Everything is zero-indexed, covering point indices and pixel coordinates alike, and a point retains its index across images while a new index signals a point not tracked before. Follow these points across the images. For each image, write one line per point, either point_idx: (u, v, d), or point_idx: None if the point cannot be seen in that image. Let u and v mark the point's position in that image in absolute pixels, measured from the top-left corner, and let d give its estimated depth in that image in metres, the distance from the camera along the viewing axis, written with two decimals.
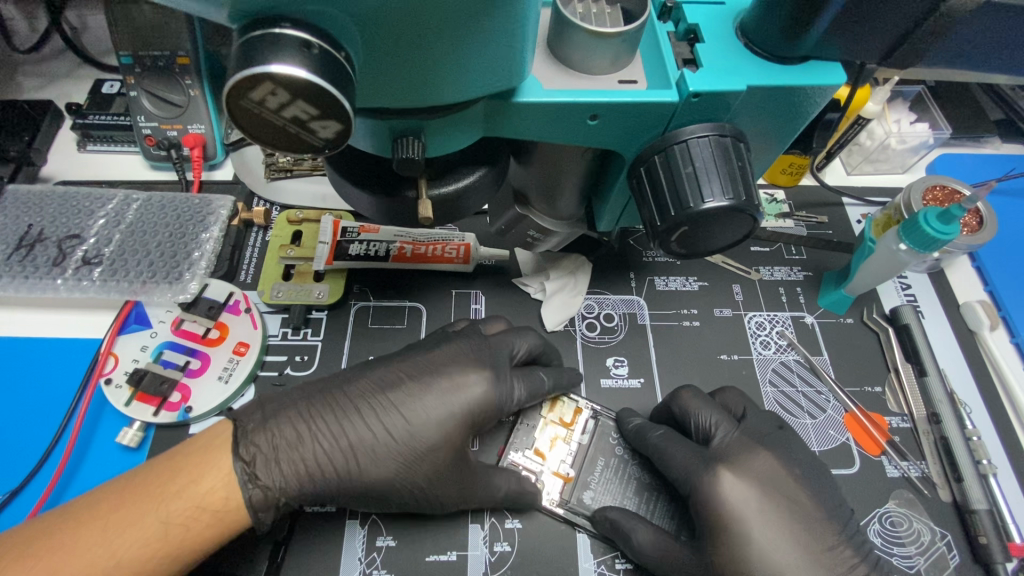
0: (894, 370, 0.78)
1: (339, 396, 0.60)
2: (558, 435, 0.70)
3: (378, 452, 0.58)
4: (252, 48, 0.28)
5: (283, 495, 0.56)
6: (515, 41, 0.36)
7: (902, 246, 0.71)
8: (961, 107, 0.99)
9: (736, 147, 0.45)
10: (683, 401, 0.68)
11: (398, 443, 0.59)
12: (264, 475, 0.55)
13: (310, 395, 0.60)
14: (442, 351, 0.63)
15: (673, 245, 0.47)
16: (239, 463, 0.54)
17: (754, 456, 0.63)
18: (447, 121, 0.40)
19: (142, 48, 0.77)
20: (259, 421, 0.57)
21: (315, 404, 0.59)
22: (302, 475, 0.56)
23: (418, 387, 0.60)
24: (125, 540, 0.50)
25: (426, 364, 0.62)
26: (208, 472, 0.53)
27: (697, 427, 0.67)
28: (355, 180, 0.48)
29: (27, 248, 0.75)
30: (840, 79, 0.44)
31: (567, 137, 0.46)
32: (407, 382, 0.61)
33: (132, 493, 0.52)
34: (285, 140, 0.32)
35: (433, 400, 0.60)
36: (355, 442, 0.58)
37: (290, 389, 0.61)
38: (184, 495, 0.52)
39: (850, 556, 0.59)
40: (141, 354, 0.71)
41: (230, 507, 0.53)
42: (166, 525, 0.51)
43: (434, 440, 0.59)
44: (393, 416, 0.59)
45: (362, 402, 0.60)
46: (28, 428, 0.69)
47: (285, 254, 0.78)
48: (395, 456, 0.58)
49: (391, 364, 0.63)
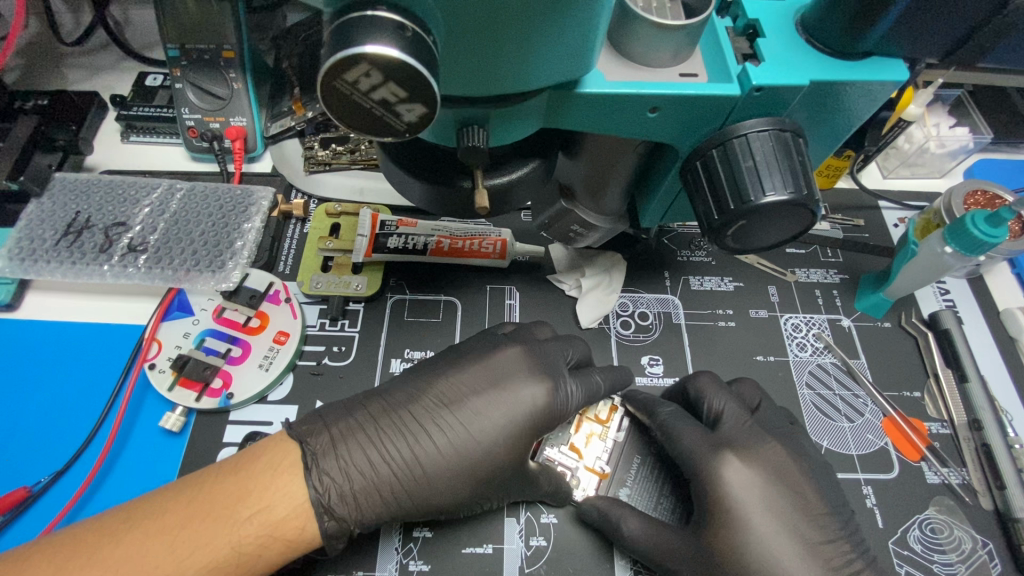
0: (933, 375, 0.77)
1: (403, 416, 0.61)
2: (594, 432, 0.69)
3: (445, 477, 0.59)
4: (350, 31, 0.29)
5: (356, 525, 0.57)
6: (589, 30, 0.36)
7: (948, 248, 0.70)
8: (1001, 112, 0.98)
9: (796, 142, 0.45)
10: (700, 383, 0.68)
11: (465, 463, 0.60)
12: (338, 507, 0.56)
13: (375, 416, 0.61)
14: (497, 366, 0.63)
15: (728, 240, 0.47)
16: (314, 495, 0.55)
17: (765, 446, 0.63)
18: (512, 110, 0.41)
19: (190, 42, 0.79)
20: (327, 446, 0.58)
21: (381, 428, 0.60)
22: (374, 501, 0.58)
23: (481, 410, 0.61)
24: (196, 561, 0.51)
25: (485, 380, 0.63)
26: (280, 500, 0.54)
27: (708, 413, 0.67)
28: (412, 169, 0.48)
29: (75, 234, 0.76)
30: (903, 76, 0.44)
31: (625, 129, 0.46)
32: (471, 397, 0.62)
33: (201, 511, 0.53)
34: (368, 123, 0.33)
35: (497, 415, 0.61)
36: (423, 463, 0.59)
37: (350, 407, 0.62)
38: (257, 523, 0.52)
39: (848, 549, 0.59)
40: (184, 341, 0.72)
41: (304, 536, 0.54)
42: (235, 550, 0.52)
43: (498, 455, 0.60)
44: (460, 435, 0.60)
45: (428, 426, 0.60)
46: (73, 408, 0.70)
47: (324, 245, 0.79)
48: (461, 475, 0.60)
49: (452, 379, 0.63)
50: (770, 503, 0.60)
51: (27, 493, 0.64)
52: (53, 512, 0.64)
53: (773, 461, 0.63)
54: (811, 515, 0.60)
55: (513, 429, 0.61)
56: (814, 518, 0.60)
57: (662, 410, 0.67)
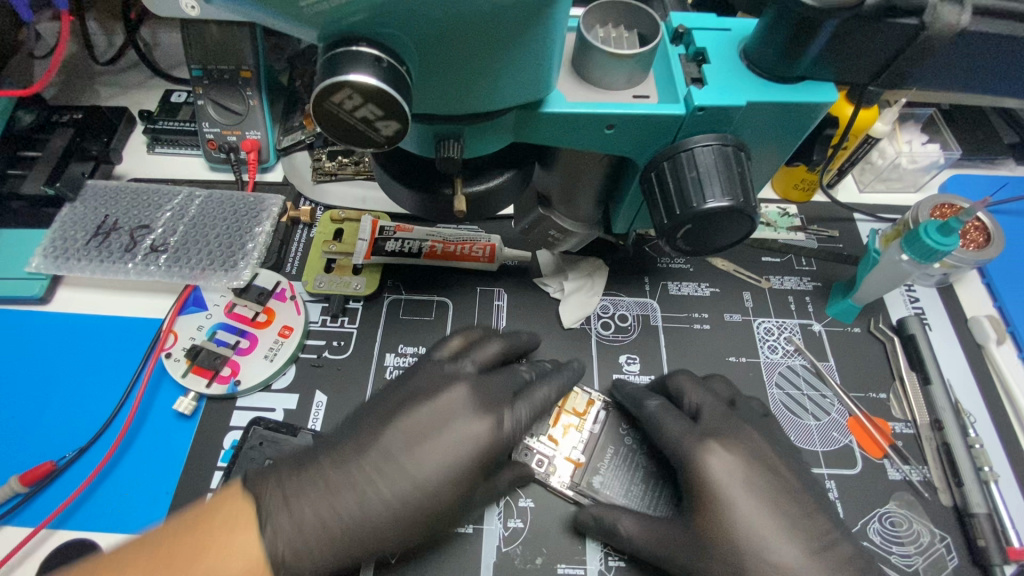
0: (898, 378, 0.82)
1: (348, 466, 0.59)
2: (571, 423, 0.75)
3: (397, 525, 0.58)
4: (337, 62, 0.36)
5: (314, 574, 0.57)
6: (544, 59, 0.42)
7: (904, 256, 0.74)
8: (973, 129, 1.02)
9: (737, 156, 0.50)
10: (680, 380, 0.73)
11: (415, 510, 0.58)
12: (292, 559, 0.55)
13: (319, 465, 0.59)
14: (446, 406, 0.61)
15: (680, 242, 0.53)
16: (264, 550, 0.53)
17: (740, 432, 0.67)
18: (482, 126, 0.47)
19: (212, 63, 0.88)
20: (273, 500, 0.56)
21: (324, 481, 0.58)
22: (328, 551, 0.57)
23: (426, 458, 0.58)
24: None
25: (429, 425, 0.60)
26: (233, 556, 0.51)
27: (689, 406, 0.72)
28: (400, 178, 0.55)
29: (103, 235, 0.84)
30: (831, 97, 0.49)
31: (586, 144, 0.52)
32: (416, 444, 0.59)
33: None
34: (354, 136, 0.39)
35: (444, 461, 0.59)
36: (372, 513, 0.57)
37: (296, 456, 0.60)
38: None
39: (828, 524, 0.63)
40: (197, 333, 0.79)
41: None
42: None
43: (449, 497, 0.59)
44: (405, 486, 0.58)
45: (371, 478, 0.58)
46: (96, 391, 0.77)
47: (328, 248, 0.86)
48: (413, 521, 0.58)
49: (395, 425, 0.60)
50: (750, 490, 0.63)
51: (52, 467, 0.70)
52: (75, 485, 0.71)
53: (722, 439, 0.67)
54: (791, 485, 0.65)
55: (470, 468, 0.60)
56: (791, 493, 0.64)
57: (650, 403, 0.71)
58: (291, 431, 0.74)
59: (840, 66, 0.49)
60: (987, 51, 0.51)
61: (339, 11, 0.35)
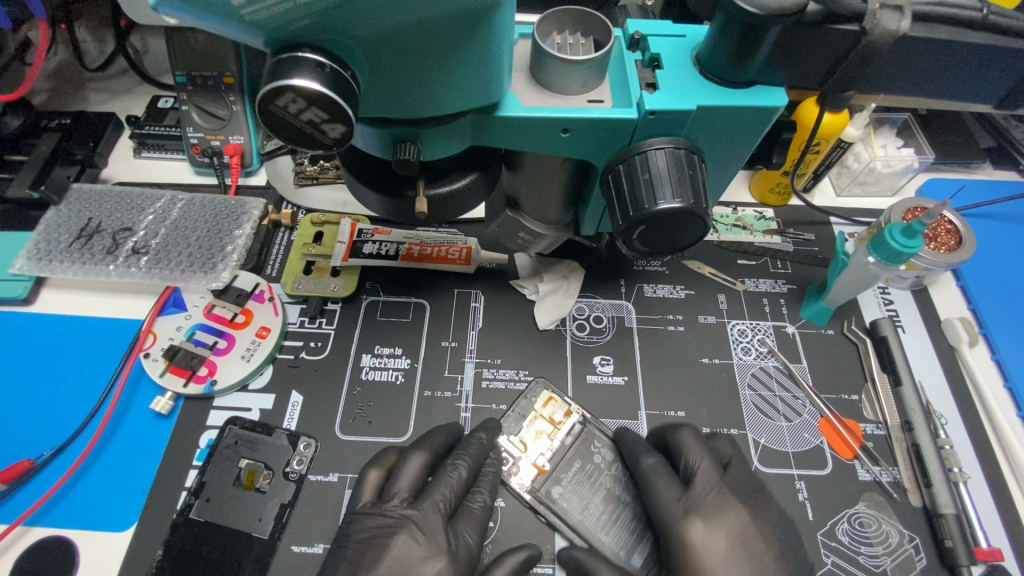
0: (870, 379, 0.82)
1: None
2: (543, 430, 0.76)
3: None
4: (281, 68, 0.37)
5: None
6: (491, 64, 0.44)
7: (871, 259, 0.75)
8: (949, 134, 1.03)
9: (689, 158, 0.51)
10: (680, 437, 0.71)
11: None
12: None
13: None
14: (400, 558, 0.63)
15: (636, 242, 0.54)
16: None
17: (727, 510, 0.67)
18: (438, 130, 0.48)
19: (196, 69, 0.89)
20: None
21: None
22: None
23: None
24: None
25: None
26: None
27: (686, 467, 0.70)
28: (364, 179, 0.56)
29: (86, 238, 0.86)
30: (780, 101, 0.50)
31: (544, 147, 0.54)
32: None
33: None
34: (302, 138, 0.42)
35: None
36: None
37: None
38: None
39: None
40: (176, 333, 0.81)
41: None
42: None
43: None
44: None
45: None
46: (76, 390, 0.78)
47: (307, 251, 0.87)
48: None
49: None
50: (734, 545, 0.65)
51: (29, 465, 0.71)
52: (52, 482, 0.72)
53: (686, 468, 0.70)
54: (755, 534, 0.66)
55: None
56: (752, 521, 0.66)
57: (645, 461, 0.70)
58: (266, 430, 0.76)
59: (788, 72, 0.51)
60: (938, 57, 0.53)
61: (281, 17, 0.36)
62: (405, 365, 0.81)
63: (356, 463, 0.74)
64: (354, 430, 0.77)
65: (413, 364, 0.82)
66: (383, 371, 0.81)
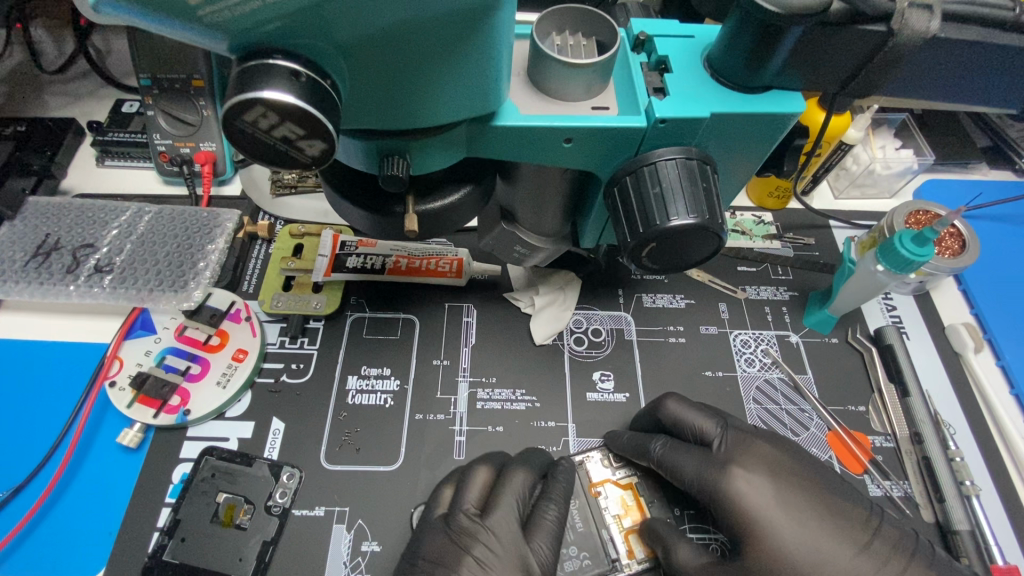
0: (877, 390, 0.80)
1: None
2: (628, 512, 0.69)
3: None
4: (248, 79, 0.33)
5: None
6: (488, 71, 0.40)
7: (880, 267, 0.73)
8: (946, 134, 1.02)
9: (702, 169, 0.48)
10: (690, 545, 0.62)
11: None
12: None
13: None
14: None
15: (645, 259, 0.51)
16: None
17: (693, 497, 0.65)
18: (429, 142, 0.44)
19: (162, 71, 0.82)
20: None
21: None
22: None
23: None
24: None
25: None
26: None
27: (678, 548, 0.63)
28: (346, 194, 0.51)
29: (44, 256, 0.79)
30: (798, 106, 0.47)
31: (543, 158, 0.50)
32: None
33: None
34: (276, 156, 0.38)
35: None
36: None
37: None
38: None
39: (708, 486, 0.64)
40: (145, 359, 0.75)
41: None
42: None
43: None
44: None
45: None
46: (35, 424, 0.72)
47: (286, 265, 0.81)
48: None
49: None
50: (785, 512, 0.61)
51: None
52: (9, 526, 0.66)
53: (673, 411, 0.70)
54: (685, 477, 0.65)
55: None
56: (789, 465, 0.64)
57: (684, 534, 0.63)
58: (246, 461, 0.70)
59: (806, 74, 0.47)
60: (962, 59, 0.50)
61: (246, 18, 0.31)
62: (394, 387, 0.77)
63: (344, 495, 0.69)
64: (342, 459, 0.72)
65: (404, 385, 0.77)
66: (371, 394, 0.76)
